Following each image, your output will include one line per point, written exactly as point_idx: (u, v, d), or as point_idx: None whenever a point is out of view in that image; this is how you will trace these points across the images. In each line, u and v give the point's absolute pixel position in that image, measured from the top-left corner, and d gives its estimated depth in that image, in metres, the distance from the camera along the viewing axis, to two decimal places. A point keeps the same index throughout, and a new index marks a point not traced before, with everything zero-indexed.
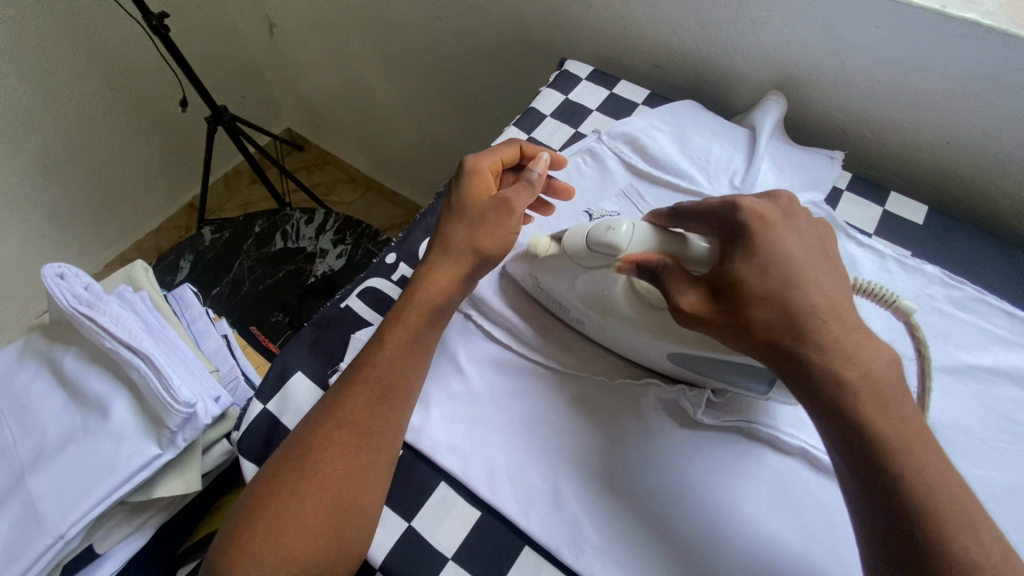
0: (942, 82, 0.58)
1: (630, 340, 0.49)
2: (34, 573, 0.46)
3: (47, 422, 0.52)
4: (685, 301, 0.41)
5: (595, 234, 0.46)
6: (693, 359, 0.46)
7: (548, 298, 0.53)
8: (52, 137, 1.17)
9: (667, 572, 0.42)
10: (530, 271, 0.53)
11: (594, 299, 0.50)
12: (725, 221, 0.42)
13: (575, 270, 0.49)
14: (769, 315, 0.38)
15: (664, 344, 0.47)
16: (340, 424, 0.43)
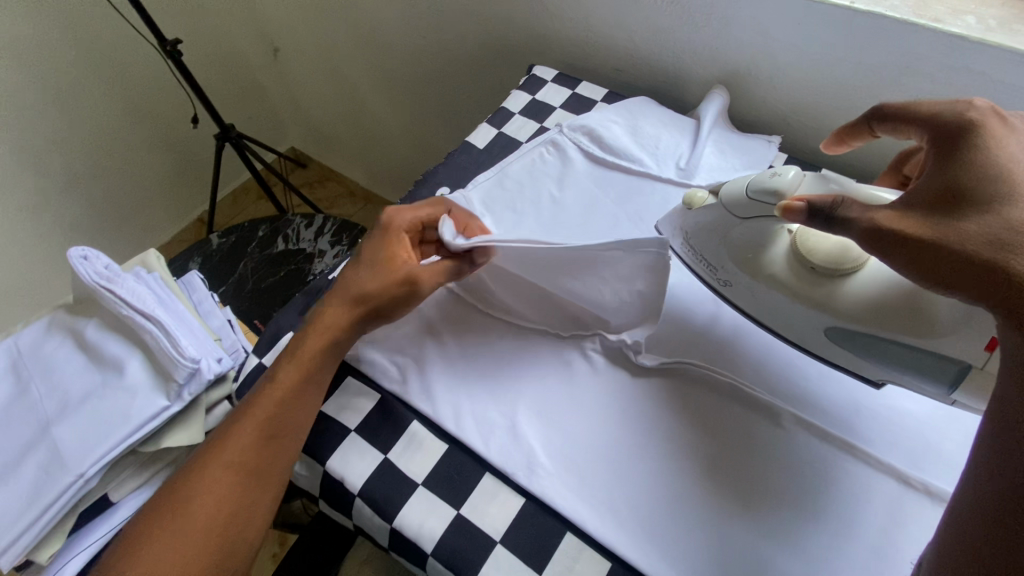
0: (860, 70, 0.65)
1: (784, 309, 0.51)
2: (58, 507, 0.52)
3: (71, 383, 0.59)
4: (879, 215, 0.39)
5: (757, 181, 0.48)
6: (856, 336, 0.47)
7: (699, 260, 0.55)
8: (73, 154, 1.27)
9: (610, 489, 0.48)
10: (686, 228, 0.55)
11: (741, 259, 0.52)
12: (951, 132, 0.42)
13: (728, 219, 0.51)
14: (987, 231, 0.35)
15: (823, 316, 0.48)
16: (227, 459, 0.47)
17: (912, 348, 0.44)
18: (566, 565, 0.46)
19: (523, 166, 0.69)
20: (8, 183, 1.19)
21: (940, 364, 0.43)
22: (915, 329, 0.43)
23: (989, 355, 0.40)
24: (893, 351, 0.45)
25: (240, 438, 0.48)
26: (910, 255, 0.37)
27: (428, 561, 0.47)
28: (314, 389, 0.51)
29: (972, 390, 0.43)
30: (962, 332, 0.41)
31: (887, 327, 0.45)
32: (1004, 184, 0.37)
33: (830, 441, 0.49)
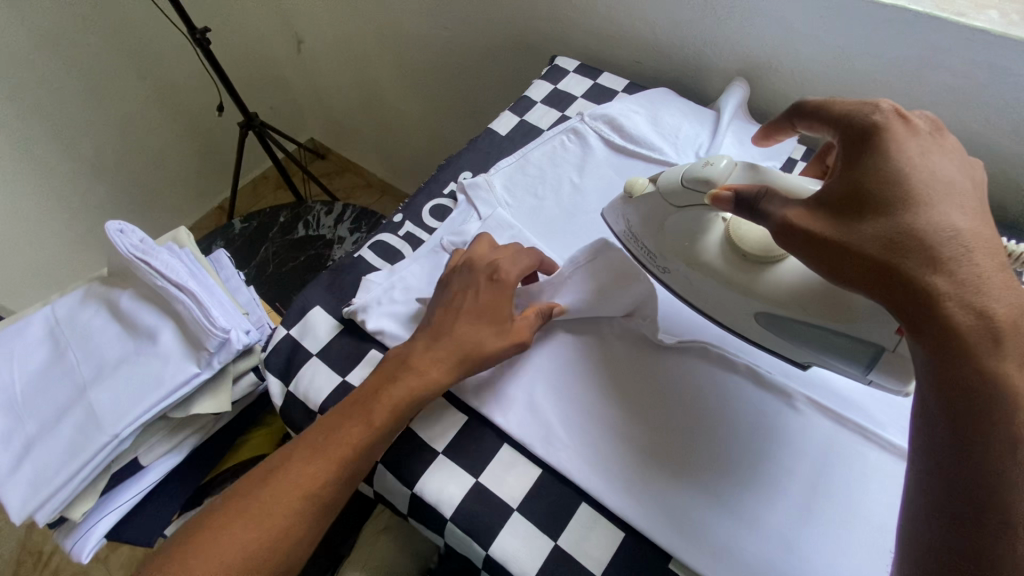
0: (882, 64, 0.66)
1: (718, 295, 0.53)
2: (93, 466, 0.55)
3: (106, 349, 0.61)
4: (790, 211, 0.41)
5: (690, 170, 0.50)
6: (780, 320, 0.50)
7: (639, 248, 0.58)
8: (102, 138, 1.31)
9: (624, 462, 0.50)
10: (625, 214, 0.57)
11: (678, 247, 0.55)
12: (858, 133, 0.42)
13: (665, 208, 0.54)
14: (882, 233, 0.36)
15: (753, 302, 0.51)
16: (303, 487, 0.45)
17: (825, 329, 0.46)
18: (581, 533, 0.47)
19: (544, 153, 0.71)
20: (40, 165, 1.23)
21: (852, 347, 0.45)
22: (833, 315, 0.45)
23: (900, 339, 0.41)
24: (813, 334, 0.47)
25: (321, 468, 0.46)
26: (817, 253, 0.39)
27: (447, 526, 0.48)
28: (394, 428, 0.48)
29: (885, 373, 0.44)
30: (876, 317, 0.42)
31: (810, 314, 0.47)
32: (900, 186, 0.38)
33: (844, 424, 0.51)
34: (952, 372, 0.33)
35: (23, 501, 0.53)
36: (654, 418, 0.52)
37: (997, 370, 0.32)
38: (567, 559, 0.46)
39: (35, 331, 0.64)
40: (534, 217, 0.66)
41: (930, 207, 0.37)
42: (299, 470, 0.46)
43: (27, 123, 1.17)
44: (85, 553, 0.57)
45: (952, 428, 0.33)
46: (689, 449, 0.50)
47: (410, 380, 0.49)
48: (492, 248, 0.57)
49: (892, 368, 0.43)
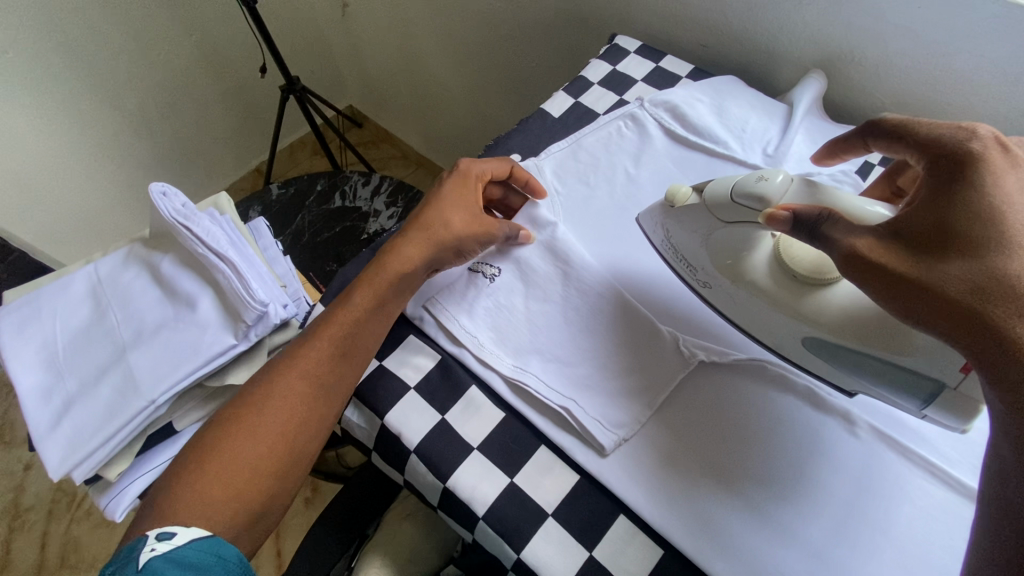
0: (983, 65, 0.60)
1: (763, 317, 0.50)
2: (131, 429, 0.55)
3: (146, 312, 0.61)
4: (859, 241, 0.37)
5: (744, 184, 0.46)
6: (831, 347, 0.46)
7: (678, 259, 0.54)
8: (145, 93, 1.31)
9: (664, 476, 0.47)
10: (665, 222, 0.53)
11: (723, 263, 0.51)
12: (944, 162, 0.38)
13: (712, 222, 0.50)
14: (970, 276, 0.33)
15: (800, 327, 0.47)
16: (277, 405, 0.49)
17: (875, 358, 0.43)
18: (617, 546, 0.45)
19: (599, 138, 0.67)
20: (84, 116, 1.24)
21: (912, 378, 0.41)
22: (890, 347, 0.42)
23: (964, 377, 0.38)
24: (865, 363, 0.44)
25: (290, 395, 0.49)
26: (890, 290, 0.36)
27: (478, 525, 0.47)
28: (374, 320, 0.52)
29: (945, 410, 0.41)
30: (941, 353, 0.39)
31: (865, 341, 0.43)
32: (995, 226, 0.35)
33: (908, 457, 0.47)
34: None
35: (61, 458, 0.54)
36: (690, 443, 0.49)
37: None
38: (601, 570, 0.45)
39: (78, 289, 0.64)
40: (585, 207, 0.63)
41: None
42: (285, 375, 0.50)
43: (75, 73, 1.18)
44: (118, 512, 0.58)
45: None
46: (730, 481, 0.47)
47: (377, 282, 0.52)
48: (450, 169, 0.59)
49: (950, 406, 0.40)
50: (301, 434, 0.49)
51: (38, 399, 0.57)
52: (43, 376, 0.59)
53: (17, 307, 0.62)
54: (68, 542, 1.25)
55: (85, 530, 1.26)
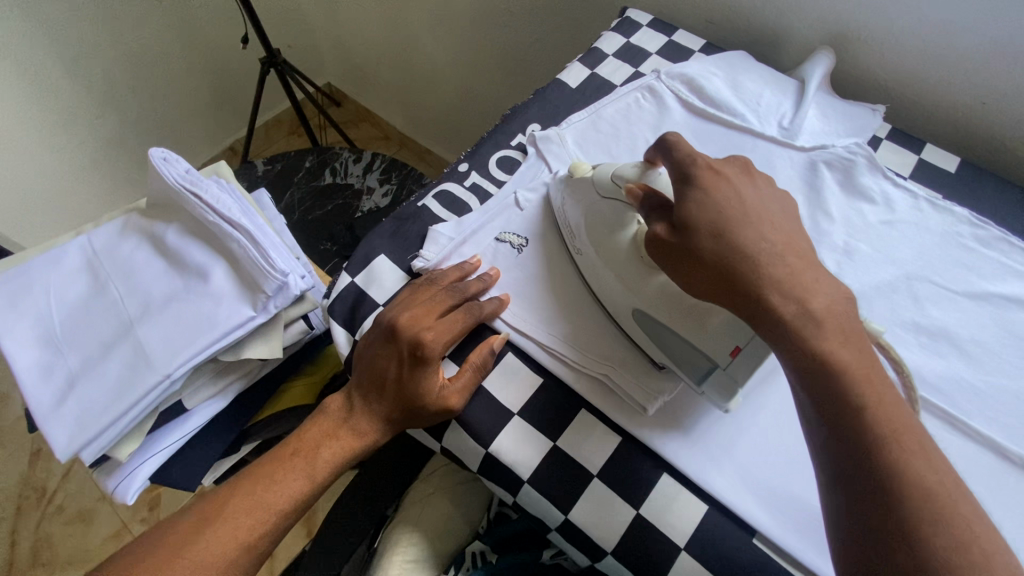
0: (984, 42, 0.62)
1: (609, 288, 0.52)
2: (145, 405, 0.52)
3: (152, 284, 0.58)
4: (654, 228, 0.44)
5: (621, 170, 0.51)
6: (652, 321, 0.48)
7: (563, 223, 0.56)
8: (112, 63, 1.23)
9: (705, 435, 0.48)
10: (561, 193, 0.57)
11: (594, 231, 0.53)
12: (686, 173, 0.44)
13: (591, 193, 0.54)
14: (716, 250, 0.40)
15: (634, 298, 0.50)
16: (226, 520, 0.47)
17: (676, 335, 0.47)
18: (663, 504, 0.46)
19: (618, 109, 0.67)
20: (45, 86, 1.16)
21: (692, 357, 0.46)
22: (687, 324, 0.46)
23: (732, 359, 0.44)
24: (674, 341, 0.47)
25: (240, 516, 0.47)
26: (670, 263, 0.43)
27: (523, 488, 0.47)
28: (326, 483, 0.50)
29: (716, 392, 0.45)
30: (723, 333, 0.44)
31: (674, 317, 0.47)
32: (719, 211, 0.41)
33: (931, 411, 0.49)
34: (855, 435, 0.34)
35: (68, 439, 0.51)
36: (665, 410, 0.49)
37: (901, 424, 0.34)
38: (649, 528, 0.45)
39: (73, 261, 0.60)
40: None
41: (745, 247, 0.40)
42: (242, 512, 0.47)
43: (32, 38, 1.10)
44: (130, 495, 0.56)
45: (848, 498, 0.33)
46: (777, 444, 0.47)
47: (338, 444, 0.50)
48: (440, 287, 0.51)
49: (717, 386, 0.45)
50: (242, 558, 0.46)
51: (38, 377, 0.54)
52: (40, 353, 0.55)
53: (5, 280, 0.58)
54: (40, 540, 1.18)
55: (57, 527, 1.19)
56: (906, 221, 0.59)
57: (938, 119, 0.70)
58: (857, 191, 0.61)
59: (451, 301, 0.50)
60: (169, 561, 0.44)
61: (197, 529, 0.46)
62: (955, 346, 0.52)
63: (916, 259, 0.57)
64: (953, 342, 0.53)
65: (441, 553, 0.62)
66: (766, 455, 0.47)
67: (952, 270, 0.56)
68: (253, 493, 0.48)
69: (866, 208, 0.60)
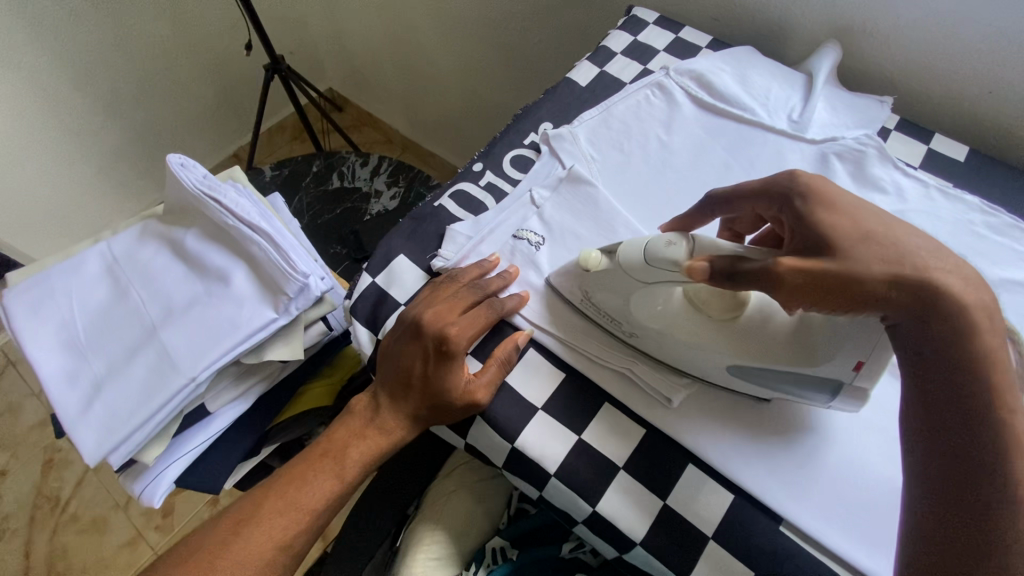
0: (991, 32, 0.63)
1: (688, 355, 0.47)
2: (171, 409, 0.52)
3: (173, 289, 0.58)
4: (785, 263, 0.37)
5: (653, 247, 0.45)
6: (753, 369, 0.45)
7: (602, 316, 0.51)
8: (117, 74, 1.24)
9: (727, 426, 0.48)
10: (581, 287, 0.51)
11: (652, 313, 0.48)
12: (796, 192, 0.41)
13: (629, 283, 0.47)
14: (886, 266, 0.36)
15: (726, 355, 0.45)
16: (262, 521, 0.48)
17: (791, 374, 0.44)
18: (689, 494, 0.46)
19: (629, 106, 0.67)
20: (52, 98, 1.17)
21: (814, 382, 0.44)
22: (801, 360, 0.43)
23: (857, 372, 0.42)
24: (783, 376, 0.45)
25: (276, 518, 0.48)
26: (825, 299, 0.38)
27: (549, 481, 0.48)
28: (357, 482, 0.51)
29: (846, 400, 0.45)
30: (845, 355, 0.42)
31: (788, 361, 0.43)
32: (854, 222, 0.39)
33: None
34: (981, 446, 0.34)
35: (96, 443, 0.51)
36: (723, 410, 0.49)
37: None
38: (676, 518, 0.46)
39: (92, 268, 0.60)
40: (621, 172, 0.63)
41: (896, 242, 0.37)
42: (277, 513, 0.48)
43: (39, 49, 1.10)
44: (156, 498, 0.57)
45: (955, 491, 0.34)
46: (798, 432, 0.48)
47: (367, 442, 0.51)
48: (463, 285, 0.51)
49: (854, 396, 0.44)
50: (280, 557, 0.47)
51: (63, 384, 0.54)
52: (64, 360, 0.56)
53: (27, 288, 0.58)
54: (55, 550, 1.18)
55: (72, 537, 1.19)
56: (918, 210, 0.60)
57: (945, 109, 0.71)
58: (868, 182, 0.61)
59: (473, 298, 0.51)
60: (210, 562, 0.46)
61: (235, 531, 0.47)
62: None
63: None
64: None
65: (462, 551, 0.62)
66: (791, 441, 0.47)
67: (965, 257, 0.57)
68: (285, 495, 0.49)
69: (878, 199, 0.60)
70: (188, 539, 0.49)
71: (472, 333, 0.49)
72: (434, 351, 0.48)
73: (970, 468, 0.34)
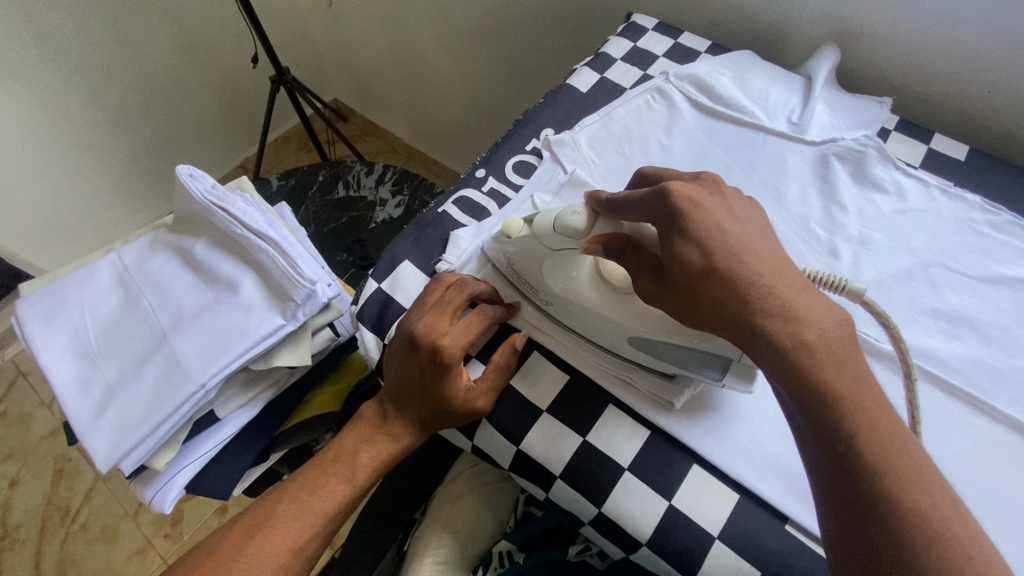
0: (988, 31, 0.63)
1: (595, 324, 0.50)
2: (182, 414, 0.53)
3: (183, 296, 0.59)
4: (638, 282, 0.43)
5: (562, 218, 0.48)
6: (650, 342, 0.48)
7: (520, 279, 0.54)
8: (126, 89, 1.27)
9: (732, 427, 0.48)
10: (504, 252, 0.54)
11: (560, 285, 0.51)
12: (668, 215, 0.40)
13: (539, 249, 0.50)
14: (721, 300, 0.38)
15: (623, 327, 0.48)
16: (275, 525, 0.48)
17: (678, 348, 0.47)
18: (695, 494, 0.46)
19: (629, 111, 0.68)
20: (63, 113, 1.19)
21: (705, 360, 0.46)
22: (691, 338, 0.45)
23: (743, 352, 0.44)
24: (674, 352, 0.47)
25: (289, 522, 0.48)
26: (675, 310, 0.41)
27: (555, 482, 0.48)
28: (367, 486, 0.51)
29: (737, 379, 0.46)
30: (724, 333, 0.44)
31: (673, 335, 0.46)
32: (705, 260, 0.38)
33: (955, 394, 0.50)
34: (853, 470, 0.34)
35: (108, 449, 0.52)
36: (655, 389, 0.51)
37: (897, 450, 0.34)
38: (682, 519, 0.46)
39: (104, 278, 0.61)
40: (623, 176, 0.64)
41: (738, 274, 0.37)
42: (290, 516, 0.49)
43: (50, 65, 1.13)
44: (167, 503, 0.57)
45: (839, 504, 0.35)
46: None
47: (377, 447, 0.51)
48: (454, 289, 0.51)
49: (741, 372, 0.45)
50: (294, 560, 0.48)
51: (76, 391, 0.55)
52: (77, 368, 0.57)
53: (41, 298, 0.59)
54: (65, 559, 1.19)
55: (82, 546, 1.20)
56: (918, 209, 0.60)
57: (946, 108, 0.71)
58: (868, 182, 0.62)
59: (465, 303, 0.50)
60: (225, 565, 0.46)
61: (250, 534, 0.48)
62: (974, 331, 0.53)
63: (931, 246, 0.58)
64: (972, 327, 0.53)
65: (468, 555, 0.62)
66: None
67: (967, 255, 0.57)
68: (299, 498, 0.50)
69: (878, 198, 0.61)
70: (202, 543, 0.49)
71: (466, 339, 0.49)
72: (431, 360, 0.47)
73: (852, 499, 0.34)
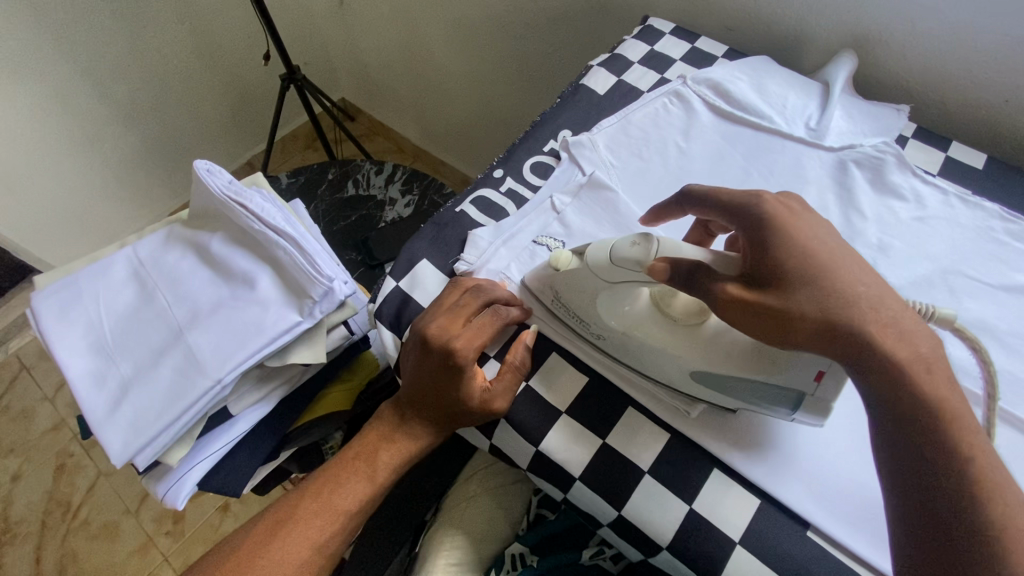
0: (1009, 39, 0.63)
1: (654, 357, 0.48)
2: (198, 410, 0.53)
3: (199, 292, 0.59)
4: (727, 288, 0.40)
5: (619, 248, 0.45)
6: (719, 379, 0.46)
7: (571, 315, 0.51)
8: (136, 84, 1.26)
9: (751, 431, 0.48)
10: (552, 285, 0.51)
11: (617, 315, 0.49)
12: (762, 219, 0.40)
13: (595, 283, 0.48)
14: (819, 308, 0.37)
15: (688, 360, 0.46)
16: (297, 523, 0.49)
17: (740, 381, 0.45)
18: (715, 498, 0.46)
19: (646, 114, 0.68)
20: (73, 107, 1.19)
21: (778, 395, 0.44)
22: (764, 369, 0.43)
23: (817, 384, 0.42)
24: (743, 388, 0.45)
25: (312, 520, 0.49)
26: (765, 321, 0.39)
27: (574, 484, 0.48)
28: (387, 484, 0.51)
29: (807, 414, 0.44)
30: (800, 366, 0.42)
31: (747, 370, 0.44)
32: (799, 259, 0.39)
33: None
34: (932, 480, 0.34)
35: (123, 443, 0.52)
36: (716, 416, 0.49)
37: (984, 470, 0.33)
38: (702, 522, 0.45)
39: (119, 272, 0.61)
40: (641, 179, 0.64)
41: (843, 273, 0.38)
42: (312, 514, 0.49)
43: (60, 59, 1.13)
44: (179, 500, 0.57)
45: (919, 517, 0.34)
46: (824, 437, 0.48)
47: (396, 446, 0.51)
48: (467, 292, 0.50)
49: (814, 409, 0.44)
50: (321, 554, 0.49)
51: (91, 385, 0.55)
52: (91, 361, 0.56)
53: (56, 291, 0.59)
54: (66, 555, 1.18)
55: (82, 542, 1.19)
56: (938, 216, 0.60)
57: (962, 116, 0.71)
58: (886, 189, 0.62)
59: (479, 306, 0.50)
60: (248, 562, 0.47)
61: (274, 531, 0.49)
62: (994, 339, 0.53)
63: (950, 253, 0.58)
64: (992, 335, 0.53)
65: (481, 556, 0.62)
66: (819, 446, 0.47)
67: (987, 263, 0.57)
68: (320, 496, 0.50)
69: (897, 205, 0.61)
70: (228, 539, 0.50)
71: (479, 342, 0.48)
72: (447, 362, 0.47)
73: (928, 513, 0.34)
